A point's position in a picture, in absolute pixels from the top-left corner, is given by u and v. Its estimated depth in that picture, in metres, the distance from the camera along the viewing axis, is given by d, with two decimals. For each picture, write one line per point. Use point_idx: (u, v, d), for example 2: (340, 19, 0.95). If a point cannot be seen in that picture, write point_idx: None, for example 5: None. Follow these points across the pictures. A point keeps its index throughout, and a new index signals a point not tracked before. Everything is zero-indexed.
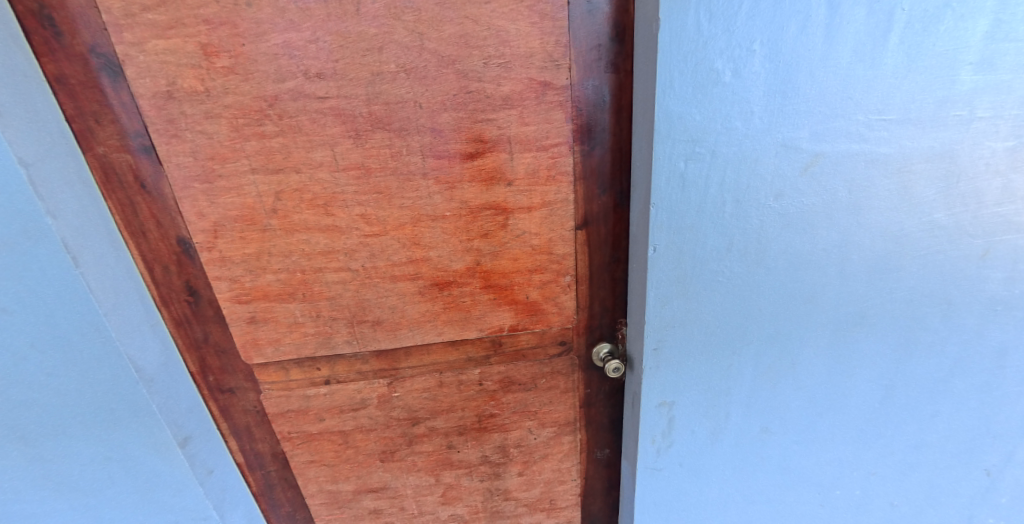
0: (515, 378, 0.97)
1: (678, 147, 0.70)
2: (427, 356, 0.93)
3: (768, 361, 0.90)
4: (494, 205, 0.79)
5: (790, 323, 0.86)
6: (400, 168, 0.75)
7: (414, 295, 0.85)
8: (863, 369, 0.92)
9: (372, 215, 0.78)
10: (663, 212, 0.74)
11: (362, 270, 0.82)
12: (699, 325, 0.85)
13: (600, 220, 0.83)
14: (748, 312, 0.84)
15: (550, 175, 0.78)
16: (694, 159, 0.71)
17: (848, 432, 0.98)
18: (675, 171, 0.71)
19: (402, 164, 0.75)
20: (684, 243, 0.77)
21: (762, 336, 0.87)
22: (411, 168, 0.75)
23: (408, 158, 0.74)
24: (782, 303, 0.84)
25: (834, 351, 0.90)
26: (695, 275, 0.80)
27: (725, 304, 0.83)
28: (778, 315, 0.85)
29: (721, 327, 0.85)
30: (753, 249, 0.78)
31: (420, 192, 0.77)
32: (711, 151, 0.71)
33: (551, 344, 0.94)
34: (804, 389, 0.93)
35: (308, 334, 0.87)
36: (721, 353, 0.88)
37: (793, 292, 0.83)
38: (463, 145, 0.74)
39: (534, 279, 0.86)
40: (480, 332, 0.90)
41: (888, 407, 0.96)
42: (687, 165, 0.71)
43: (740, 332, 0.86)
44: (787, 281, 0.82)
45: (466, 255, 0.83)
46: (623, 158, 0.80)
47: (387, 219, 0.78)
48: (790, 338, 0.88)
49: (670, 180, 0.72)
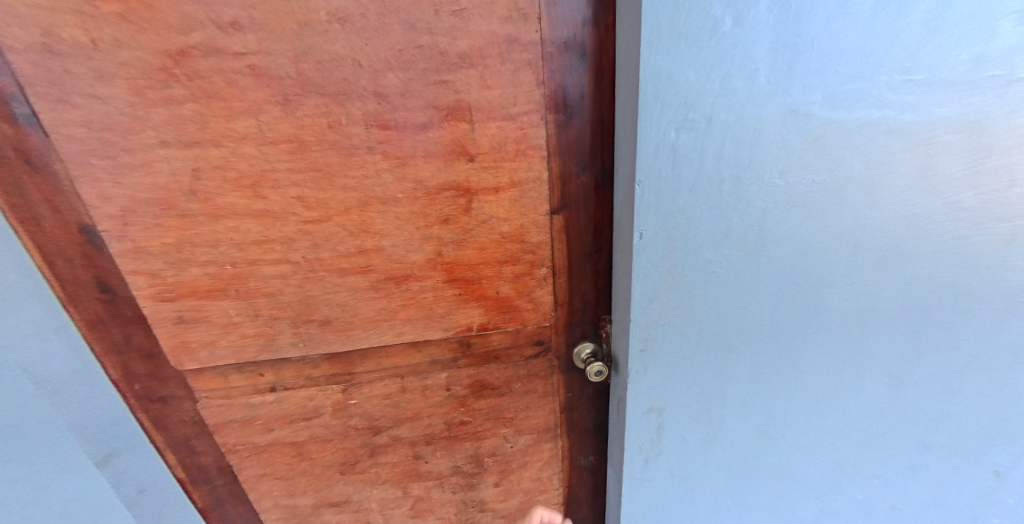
0: (486, 381, 0.88)
1: (669, 112, 0.59)
2: (387, 359, 0.83)
3: (766, 361, 0.80)
4: (456, 185, 0.68)
5: (791, 320, 0.77)
6: (342, 142, 0.63)
7: (367, 291, 0.74)
8: (871, 369, 0.83)
9: (311, 198, 0.66)
10: (651, 194, 0.64)
11: (304, 262, 0.71)
12: (689, 321, 0.75)
13: (580, 203, 0.72)
14: (745, 308, 0.75)
15: (519, 149, 0.67)
16: (688, 127, 0.60)
17: (851, 434, 0.89)
18: (664, 142, 0.61)
19: (343, 136, 0.63)
20: (675, 229, 0.66)
21: (761, 334, 0.77)
22: (354, 140, 0.63)
23: (349, 129, 0.62)
24: (785, 296, 0.74)
25: (841, 347, 0.80)
26: (685, 266, 0.70)
27: (719, 298, 0.73)
28: (779, 310, 0.76)
29: (716, 324, 0.75)
30: (753, 236, 0.68)
31: (366, 169, 0.65)
32: (706, 120, 0.60)
33: (527, 344, 0.85)
34: (807, 389, 0.84)
35: (247, 336, 0.77)
36: (713, 352, 0.78)
37: (799, 284, 0.73)
38: (416, 114, 0.63)
39: (505, 272, 0.76)
40: (446, 332, 0.81)
41: (896, 406, 0.87)
42: (678, 135, 0.60)
43: (737, 328, 0.76)
44: (790, 272, 0.72)
45: (426, 245, 0.71)
46: (606, 131, 0.68)
47: (329, 202, 0.67)
48: (791, 336, 0.78)
49: (660, 153, 0.61)
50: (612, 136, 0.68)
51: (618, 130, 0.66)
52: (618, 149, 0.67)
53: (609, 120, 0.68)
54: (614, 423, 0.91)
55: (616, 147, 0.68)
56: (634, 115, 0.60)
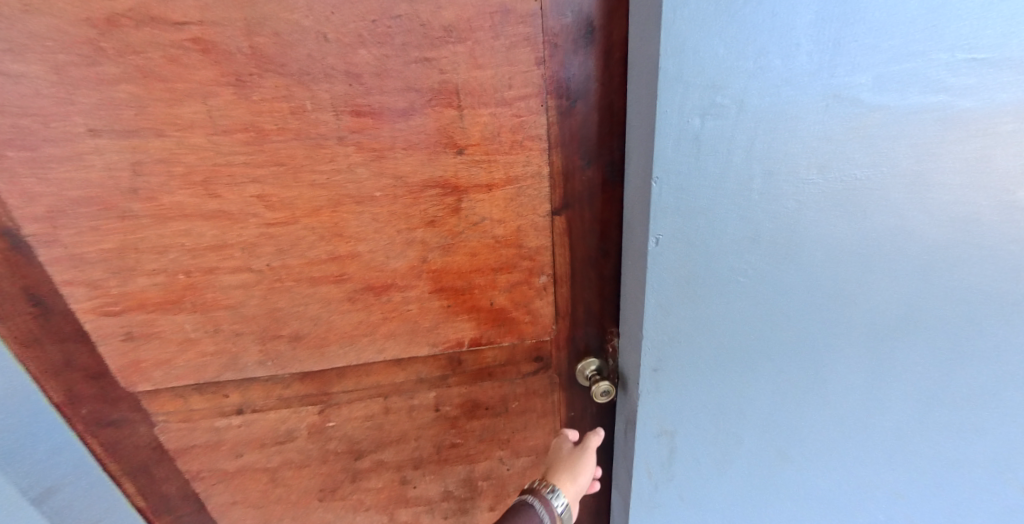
0: (479, 400, 0.79)
1: (694, 96, 0.50)
2: (367, 378, 0.74)
3: (791, 379, 0.72)
4: (443, 182, 0.58)
5: (821, 333, 0.68)
6: (308, 131, 0.53)
7: (342, 303, 0.65)
8: (917, 392, 0.73)
9: (273, 196, 0.56)
10: (669, 191, 0.55)
11: (268, 270, 0.61)
12: (708, 335, 0.66)
13: (584, 203, 0.63)
14: (771, 319, 0.66)
15: (516, 140, 0.57)
16: (715, 113, 0.51)
17: (873, 451, 0.77)
18: (686, 132, 0.52)
19: (309, 124, 0.53)
20: (694, 233, 0.57)
21: (787, 348, 0.69)
22: (321, 129, 0.53)
23: (316, 116, 0.53)
24: (815, 306, 0.66)
25: (872, 363, 0.71)
26: (705, 274, 0.61)
27: (742, 309, 0.64)
28: (808, 322, 0.67)
29: (737, 338, 0.67)
30: (784, 239, 0.59)
31: (337, 163, 0.55)
32: (736, 104, 0.51)
33: (524, 360, 0.76)
34: (829, 407, 0.74)
35: (207, 354, 0.67)
36: (733, 369, 0.70)
37: (828, 292, 0.65)
38: (393, 99, 0.53)
39: (499, 280, 0.67)
40: (433, 347, 0.72)
41: (924, 423, 0.75)
42: (703, 123, 0.51)
43: (760, 343, 0.68)
44: (823, 280, 0.64)
45: (409, 250, 0.62)
46: (616, 119, 0.58)
47: (296, 202, 0.57)
48: (821, 351, 0.69)
49: (681, 144, 0.52)
50: (621, 124, 0.58)
51: (631, 116, 0.56)
52: (630, 140, 0.58)
53: (620, 105, 0.58)
54: (620, 444, 0.83)
55: (627, 137, 0.58)
56: (651, 99, 0.51)
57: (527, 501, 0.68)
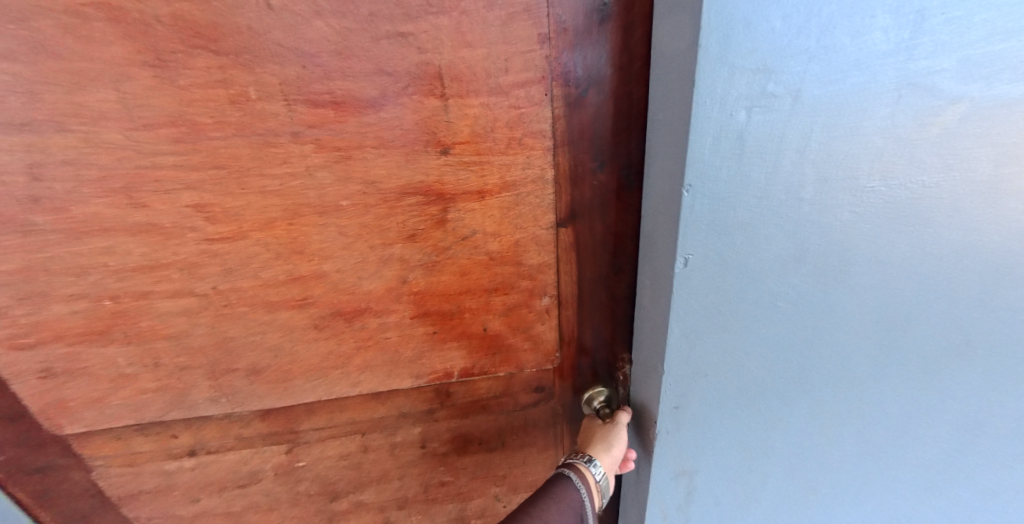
0: (470, 435, 0.69)
1: (743, 81, 0.39)
2: (341, 414, 0.63)
3: (835, 425, 0.60)
4: (426, 188, 0.47)
5: (873, 373, 0.57)
6: (253, 126, 0.42)
7: (307, 331, 0.54)
8: (989, 445, 0.61)
9: (215, 206, 0.45)
10: (705, 201, 0.44)
11: (214, 294, 0.50)
12: (740, 370, 0.55)
13: (596, 212, 0.52)
14: (813, 353, 0.55)
15: (513, 137, 0.46)
16: (766, 103, 0.40)
17: (916, 498, 0.65)
18: (729, 127, 0.41)
19: (255, 116, 0.42)
20: (729, 250, 0.47)
21: (832, 388, 0.57)
22: (270, 123, 0.42)
23: (262, 107, 0.42)
24: (867, 340, 0.55)
25: (921, 398, 0.58)
26: (741, 298, 0.51)
27: (781, 341, 0.54)
28: (857, 359, 0.56)
29: (772, 372, 0.56)
30: (834, 257, 0.49)
31: (293, 164, 0.44)
32: (793, 92, 0.40)
33: (522, 392, 0.66)
34: (869, 450, 0.62)
35: (148, 391, 0.55)
36: (767, 410, 0.59)
37: (878, 317, 0.53)
38: (360, 84, 0.42)
39: (494, 303, 0.56)
40: (417, 380, 0.61)
41: (976, 467, 0.62)
42: (750, 116, 0.40)
43: (798, 377, 0.56)
44: (876, 308, 0.53)
45: (385, 270, 0.51)
46: (637, 110, 0.47)
47: (244, 211, 0.46)
48: (872, 394, 0.58)
49: (723, 143, 0.41)
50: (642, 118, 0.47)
51: (653, 107, 0.45)
52: (651, 137, 0.47)
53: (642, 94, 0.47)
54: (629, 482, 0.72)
55: (648, 133, 0.47)
56: (686, 86, 0.40)
57: (564, 477, 0.58)
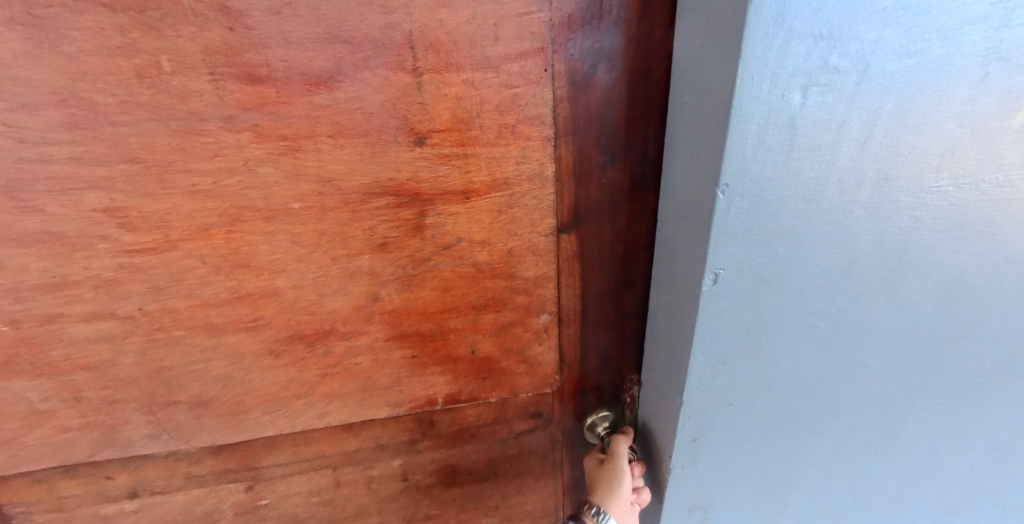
0: (459, 466, 0.58)
1: (801, 50, 0.29)
2: (307, 448, 0.52)
3: (868, 460, 0.52)
4: (397, 187, 0.38)
5: (919, 402, 0.48)
6: (169, 107, 0.34)
7: (260, 358, 0.44)
8: (1017, 468, 0.54)
9: (131, 211, 0.37)
10: (742, 206, 0.35)
11: (140, 317, 0.41)
12: (769, 405, 0.46)
13: (603, 215, 0.43)
14: (851, 384, 0.46)
15: (503, 124, 0.37)
16: (827, 81, 0.31)
17: None
18: (778, 109, 0.31)
19: (173, 97, 0.33)
20: (767, 263, 0.38)
21: (866, 419, 0.49)
22: (193, 106, 0.34)
23: (181, 82, 0.33)
24: (914, 366, 0.46)
25: (966, 427, 0.51)
26: (776, 323, 0.41)
27: (817, 371, 0.45)
28: (899, 387, 0.47)
29: (807, 405, 0.47)
30: (887, 272, 0.40)
31: (225, 159, 0.36)
32: (861, 67, 0.31)
33: (517, 418, 0.55)
34: (903, 483, 0.54)
35: (70, 430, 0.46)
36: (794, 447, 0.50)
37: (932, 341, 0.45)
38: (305, 55, 0.33)
39: (485, 322, 0.45)
40: (395, 409, 0.49)
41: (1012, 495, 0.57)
42: (806, 97, 0.31)
43: (835, 409, 0.48)
44: (924, 329, 0.44)
45: (351, 286, 0.42)
46: (656, 92, 0.38)
47: (166, 218, 0.38)
48: (913, 424, 0.50)
49: (770, 132, 0.32)
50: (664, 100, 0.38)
51: (679, 84, 0.36)
52: (673, 122, 0.37)
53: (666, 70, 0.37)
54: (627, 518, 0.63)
55: (671, 116, 0.38)
56: (726, 58, 0.30)
57: None
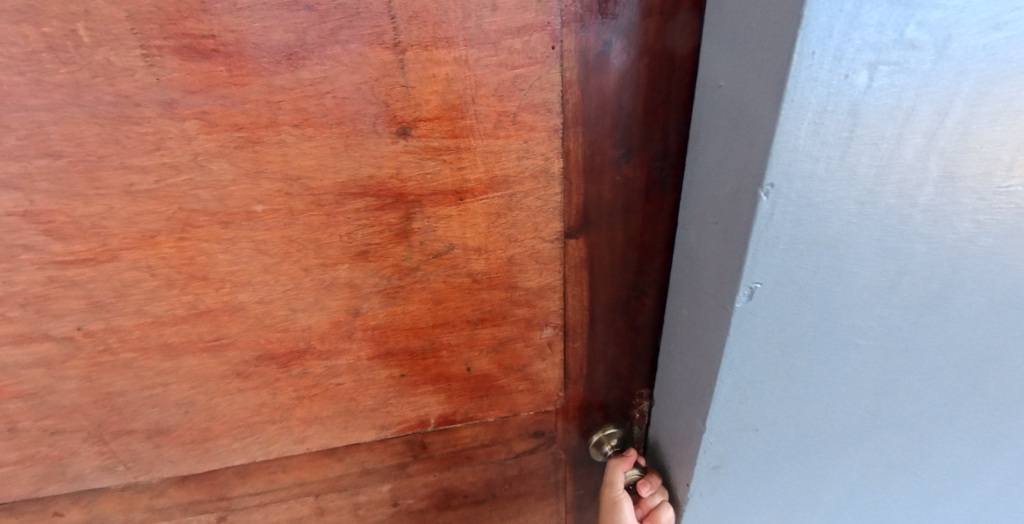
0: (455, 493, 0.46)
1: (876, 17, 0.23)
2: (284, 475, 0.42)
3: (909, 505, 0.45)
4: (377, 186, 0.32)
5: (974, 444, 0.41)
6: (93, 88, 0.29)
7: (224, 381, 0.39)
8: None
9: (59, 217, 0.32)
10: (788, 212, 0.28)
11: (81, 337, 0.36)
12: (798, 446, 0.39)
13: (617, 220, 0.37)
14: (890, 421, 0.39)
15: (501, 112, 0.32)
16: (899, 58, 0.24)
17: None
18: (840, 90, 0.25)
19: (102, 78, 0.29)
20: (812, 282, 0.31)
21: (910, 461, 0.42)
22: (126, 88, 0.29)
23: (109, 59, 0.29)
24: (961, 400, 0.38)
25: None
26: (815, 353, 0.34)
27: (855, 407, 0.38)
28: (940, 424, 0.40)
29: (846, 446, 0.40)
30: (940, 294, 0.33)
31: (167, 153, 0.31)
32: (943, 41, 0.24)
33: (517, 438, 0.44)
34: None
35: (10, 464, 0.40)
36: (817, 491, 0.43)
37: (999, 376, 0.38)
38: (258, 28, 0.28)
39: (483, 337, 0.38)
40: (380, 433, 0.41)
41: None
42: (874, 78, 0.25)
43: (878, 451, 0.41)
44: (992, 361, 0.37)
45: (327, 299, 0.36)
46: (678, 79, 0.32)
47: (100, 223, 0.33)
48: (966, 468, 0.43)
49: (827, 121, 0.25)
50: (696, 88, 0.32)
51: (711, 64, 0.30)
52: (703, 111, 0.32)
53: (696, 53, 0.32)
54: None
55: (698, 104, 0.32)
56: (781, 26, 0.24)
57: None
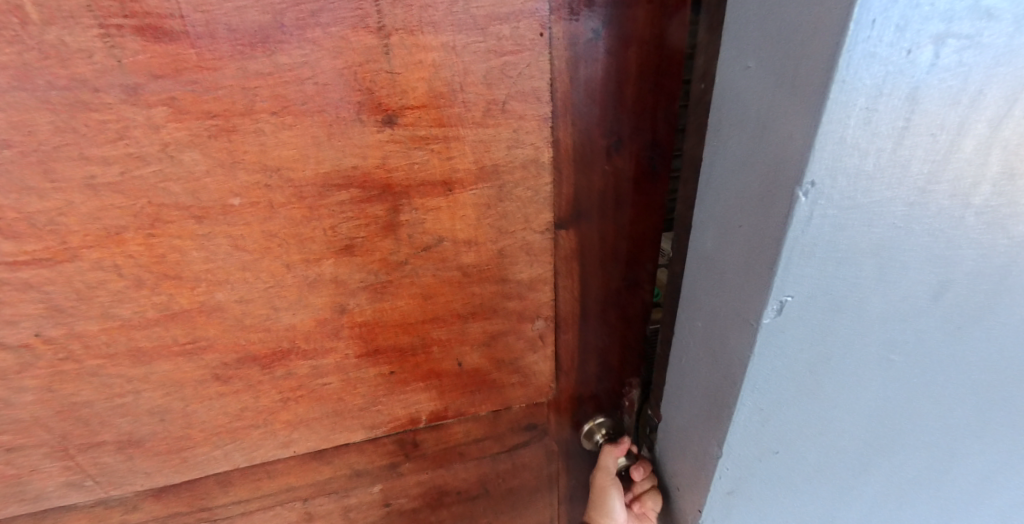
0: (448, 490, 0.45)
1: None
2: (270, 482, 0.41)
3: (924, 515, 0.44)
4: (362, 177, 0.31)
5: (992, 449, 0.40)
6: (44, 71, 0.27)
7: (202, 386, 0.37)
8: None
9: (8, 215, 0.30)
10: (830, 213, 0.25)
11: (39, 345, 0.34)
12: (821, 463, 0.36)
13: (607, 209, 0.36)
14: (917, 431, 0.37)
15: (491, 99, 0.31)
16: (970, 32, 0.21)
17: None
18: (900, 70, 0.21)
19: (51, 60, 0.27)
20: (853, 289, 0.28)
21: (931, 472, 0.40)
22: (78, 71, 0.28)
23: (58, 38, 0.27)
24: (988, 406, 0.37)
25: None
26: (845, 364, 0.31)
27: (883, 420, 0.35)
28: (965, 430, 0.38)
29: (872, 461, 0.38)
30: (983, 295, 0.31)
31: (125, 141, 0.29)
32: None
33: (510, 432, 0.43)
34: None
35: None
36: (838, 506, 0.40)
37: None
38: (228, 7, 0.26)
39: (473, 331, 0.37)
40: (370, 433, 0.39)
41: None
42: (939, 54, 0.21)
43: (903, 463, 0.39)
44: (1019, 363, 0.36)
45: (311, 296, 0.34)
46: (665, 67, 0.32)
47: (51, 219, 0.31)
48: (981, 474, 0.42)
49: (881, 106, 0.22)
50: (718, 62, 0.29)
51: (739, 37, 0.26)
52: (724, 94, 0.28)
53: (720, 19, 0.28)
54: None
55: (720, 86, 0.28)
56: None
57: None
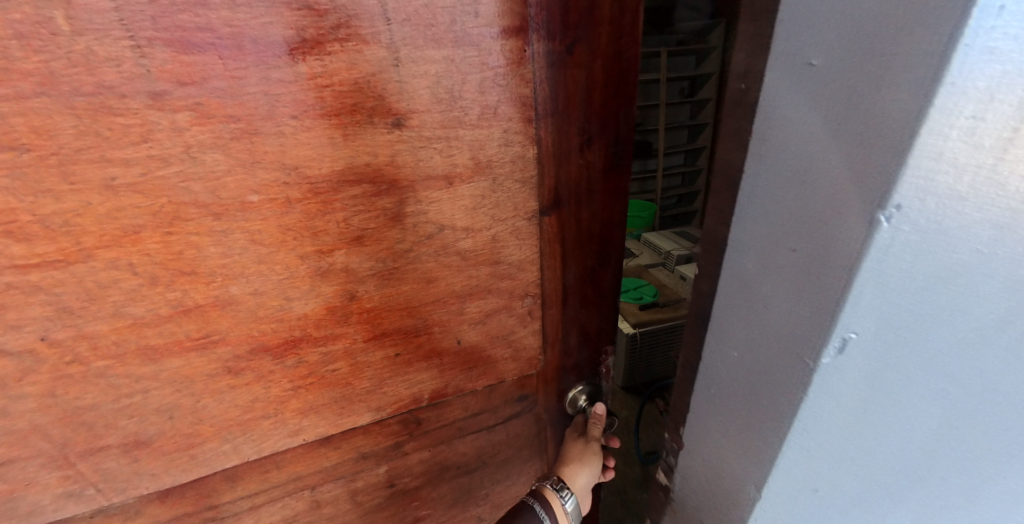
0: (448, 465, 0.49)
1: None
2: (278, 473, 0.43)
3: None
4: (374, 174, 0.35)
5: None
6: (71, 78, 0.29)
7: (213, 381, 0.38)
8: None
9: (24, 215, 0.31)
10: (915, 227, 0.28)
11: (45, 349, 0.34)
12: (876, 460, 0.39)
13: (584, 197, 0.42)
14: (980, 447, 0.39)
15: (486, 103, 0.35)
16: None
17: None
18: (1003, 87, 0.25)
19: (80, 68, 0.29)
20: (943, 297, 0.31)
21: (985, 491, 0.43)
22: (107, 78, 0.30)
23: (88, 49, 0.29)
24: None
25: None
26: (920, 368, 0.34)
27: (952, 429, 0.37)
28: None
29: (929, 468, 0.40)
30: None
31: (148, 143, 0.31)
32: None
33: (503, 405, 0.48)
34: None
35: None
36: (888, 505, 0.43)
37: None
38: (256, 24, 0.30)
39: (471, 312, 0.42)
40: (376, 413, 0.43)
41: None
42: None
43: (960, 476, 0.41)
44: None
45: (322, 286, 0.37)
46: (626, 76, 0.38)
47: (70, 220, 0.32)
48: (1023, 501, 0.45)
49: (983, 125, 0.25)
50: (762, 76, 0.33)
51: (794, 49, 0.30)
52: (778, 98, 0.31)
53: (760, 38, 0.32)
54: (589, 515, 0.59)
55: (769, 90, 0.32)
56: (919, 34, 0.23)
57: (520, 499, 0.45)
